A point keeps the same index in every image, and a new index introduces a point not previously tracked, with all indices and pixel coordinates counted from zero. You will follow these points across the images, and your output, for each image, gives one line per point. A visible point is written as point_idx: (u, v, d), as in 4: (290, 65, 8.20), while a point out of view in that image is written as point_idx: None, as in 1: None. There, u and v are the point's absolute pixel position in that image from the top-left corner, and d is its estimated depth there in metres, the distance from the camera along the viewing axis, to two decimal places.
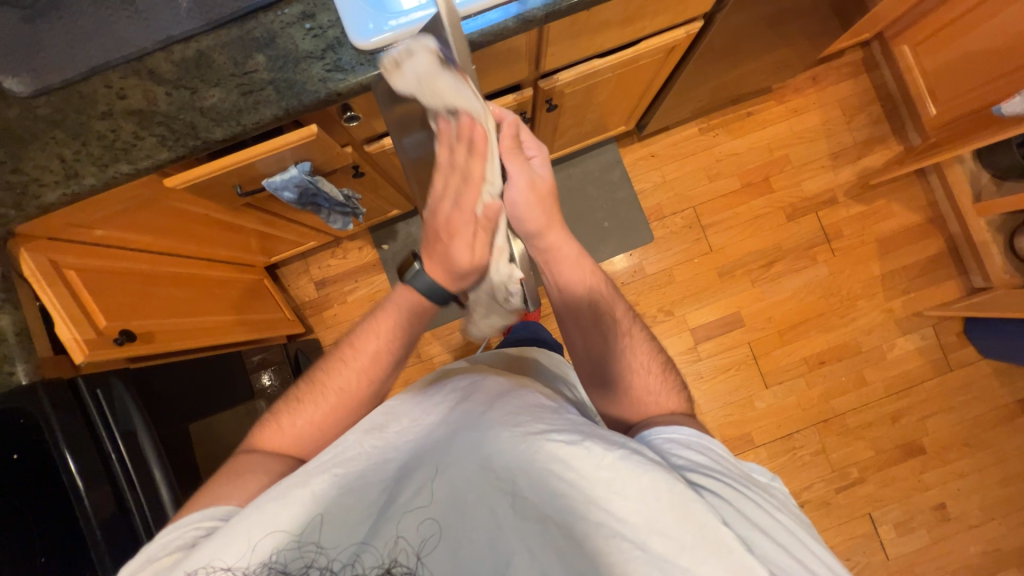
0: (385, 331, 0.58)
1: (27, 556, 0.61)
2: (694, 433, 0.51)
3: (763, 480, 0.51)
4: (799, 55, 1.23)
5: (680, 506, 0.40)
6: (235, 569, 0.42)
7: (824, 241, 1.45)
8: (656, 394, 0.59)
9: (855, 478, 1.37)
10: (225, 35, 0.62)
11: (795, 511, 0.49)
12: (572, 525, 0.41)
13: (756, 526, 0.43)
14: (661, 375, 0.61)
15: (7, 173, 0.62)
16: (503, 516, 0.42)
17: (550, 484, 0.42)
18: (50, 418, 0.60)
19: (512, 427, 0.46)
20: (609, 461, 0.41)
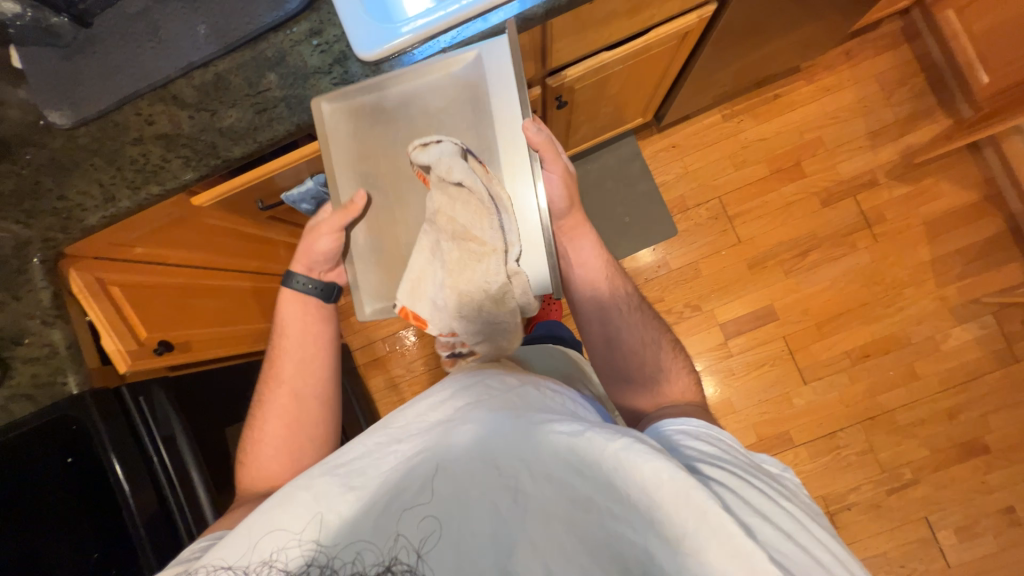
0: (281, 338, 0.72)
1: (81, 551, 0.66)
2: (702, 426, 0.52)
3: (773, 470, 0.49)
4: (828, 30, 1.16)
5: (682, 493, 0.39)
6: (236, 568, 0.44)
7: (865, 226, 1.35)
8: (666, 368, 0.67)
9: (909, 478, 1.27)
10: (240, 57, 0.65)
11: (805, 500, 0.46)
12: (575, 517, 0.40)
13: (762, 514, 0.41)
14: (669, 352, 0.68)
15: (54, 200, 0.67)
16: (506, 510, 0.42)
17: (553, 475, 0.42)
18: (99, 427, 0.65)
19: (515, 418, 0.46)
20: (611, 450, 0.41)
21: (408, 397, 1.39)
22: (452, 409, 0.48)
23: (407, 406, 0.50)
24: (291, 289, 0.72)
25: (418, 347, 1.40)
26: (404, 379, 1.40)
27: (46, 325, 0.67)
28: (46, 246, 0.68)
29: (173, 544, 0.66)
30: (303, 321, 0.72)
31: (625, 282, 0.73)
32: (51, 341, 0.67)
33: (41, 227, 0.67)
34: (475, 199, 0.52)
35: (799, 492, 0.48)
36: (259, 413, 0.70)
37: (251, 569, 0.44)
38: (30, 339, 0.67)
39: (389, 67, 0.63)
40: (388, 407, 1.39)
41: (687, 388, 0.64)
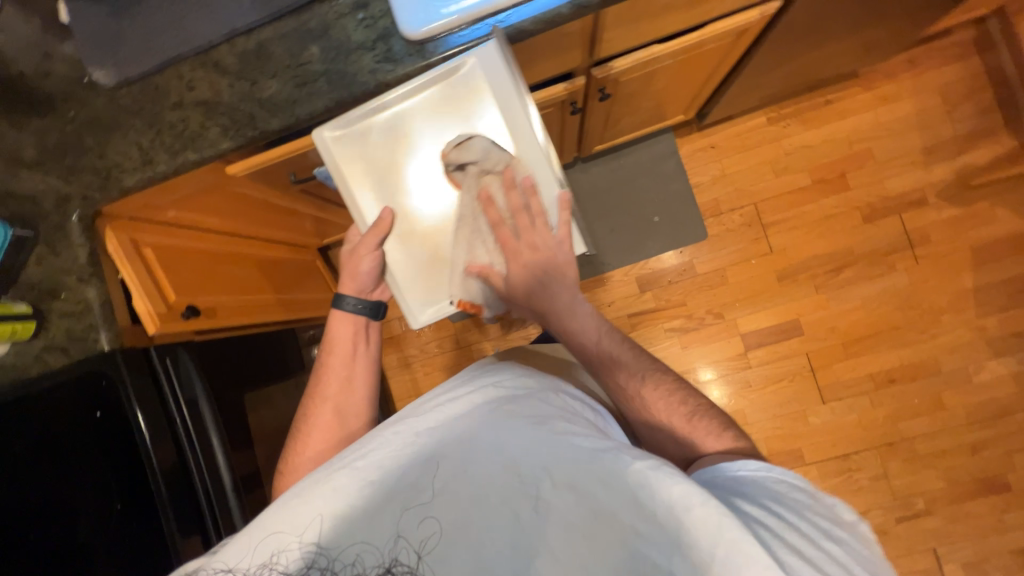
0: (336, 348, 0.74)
1: (105, 505, 0.67)
2: (762, 467, 0.48)
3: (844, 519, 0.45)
4: (894, 35, 1.08)
5: (713, 521, 0.38)
6: (235, 571, 0.45)
7: (906, 247, 1.29)
8: (703, 435, 0.58)
9: (921, 509, 1.24)
10: (283, 27, 0.64)
11: (874, 550, 0.44)
12: (595, 531, 0.42)
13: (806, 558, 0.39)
14: (684, 415, 0.61)
15: (95, 159, 0.68)
16: (525, 517, 0.43)
17: (574, 487, 0.43)
18: (126, 382, 0.67)
19: (537, 427, 0.47)
20: (636, 468, 0.42)
21: (419, 377, 1.41)
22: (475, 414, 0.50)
23: (431, 404, 0.52)
24: (345, 311, 0.73)
25: (433, 330, 1.41)
26: (417, 359, 1.41)
27: (81, 282, 0.69)
28: (85, 203, 0.69)
29: (190, 503, 0.68)
30: (353, 339, 0.74)
31: (632, 344, 0.65)
32: (85, 298, 0.68)
33: (81, 185, 0.68)
34: (521, 197, 0.60)
35: (870, 542, 0.45)
36: (302, 431, 0.70)
37: (251, 572, 0.45)
38: (66, 294, 0.68)
39: (434, 48, 0.61)
40: (400, 386, 1.40)
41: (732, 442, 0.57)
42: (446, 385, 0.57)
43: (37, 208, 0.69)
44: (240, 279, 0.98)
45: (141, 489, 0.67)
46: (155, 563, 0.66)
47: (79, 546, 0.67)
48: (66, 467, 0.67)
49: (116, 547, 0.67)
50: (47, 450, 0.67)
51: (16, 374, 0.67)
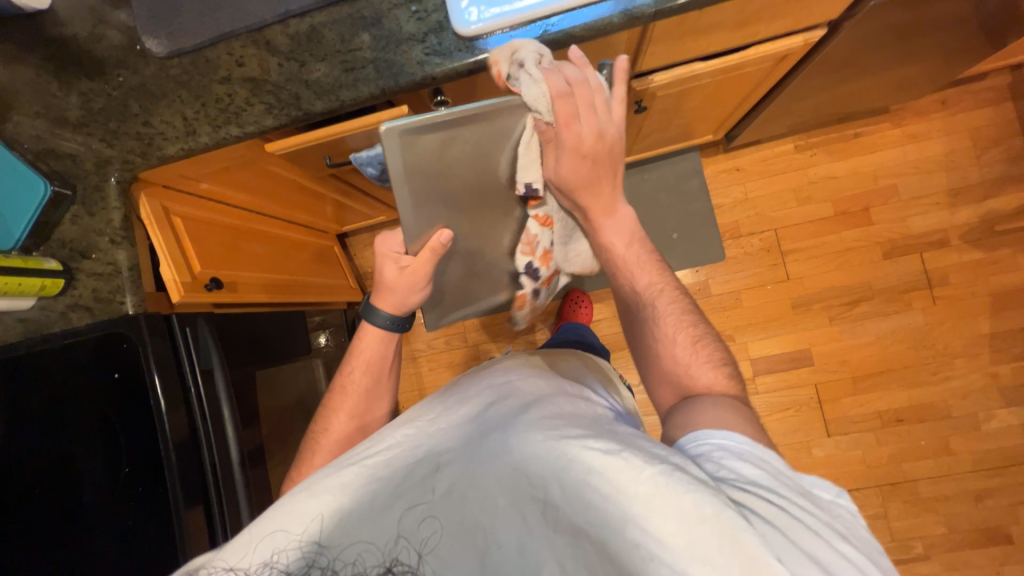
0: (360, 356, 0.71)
1: (112, 468, 0.67)
2: (746, 443, 0.46)
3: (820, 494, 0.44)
4: (931, 74, 1.09)
5: (725, 534, 0.35)
6: (236, 570, 0.41)
7: (925, 286, 1.29)
8: (697, 368, 0.59)
9: (919, 553, 1.22)
10: (336, 12, 0.65)
11: (859, 534, 0.42)
12: (605, 539, 0.38)
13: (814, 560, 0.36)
14: (696, 351, 0.60)
15: (139, 126, 0.69)
16: (535, 523, 0.41)
17: (583, 494, 0.39)
18: (146, 345, 0.67)
19: (545, 431, 0.44)
20: (648, 476, 0.38)
21: (424, 372, 1.41)
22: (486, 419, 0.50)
23: (441, 410, 0.53)
24: (375, 326, 0.70)
25: (442, 326, 1.41)
26: (423, 354, 1.41)
27: (113, 244, 0.70)
28: (124, 167, 0.70)
29: (196, 474, 0.68)
30: (382, 358, 0.72)
31: (658, 261, 0.66)
32: (115, 260, 0.69)
33: (123, 149, 0.69)
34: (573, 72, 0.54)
35: (854, 522, 0.43)
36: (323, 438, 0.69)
37: (250, 571, 0.41)
38: (97, 255, 0.69)
39: (483, 45, 0.62)
40: (404, 379, 1.41)
41: (723, 378, 0.58)
42: (455, 393, 0.57)
43: (76, 168, 0.70)
44: (261, 257, 1.00)
45: (150, 455, 0.67)
46: (159, 531, 0.66)
47: (82, 508, 0.67)
48: (77, 426, 0.67)
49: (119, 511, 0.67)
50: (60, 407, 0.68)
51: (37, 330, 0.68)
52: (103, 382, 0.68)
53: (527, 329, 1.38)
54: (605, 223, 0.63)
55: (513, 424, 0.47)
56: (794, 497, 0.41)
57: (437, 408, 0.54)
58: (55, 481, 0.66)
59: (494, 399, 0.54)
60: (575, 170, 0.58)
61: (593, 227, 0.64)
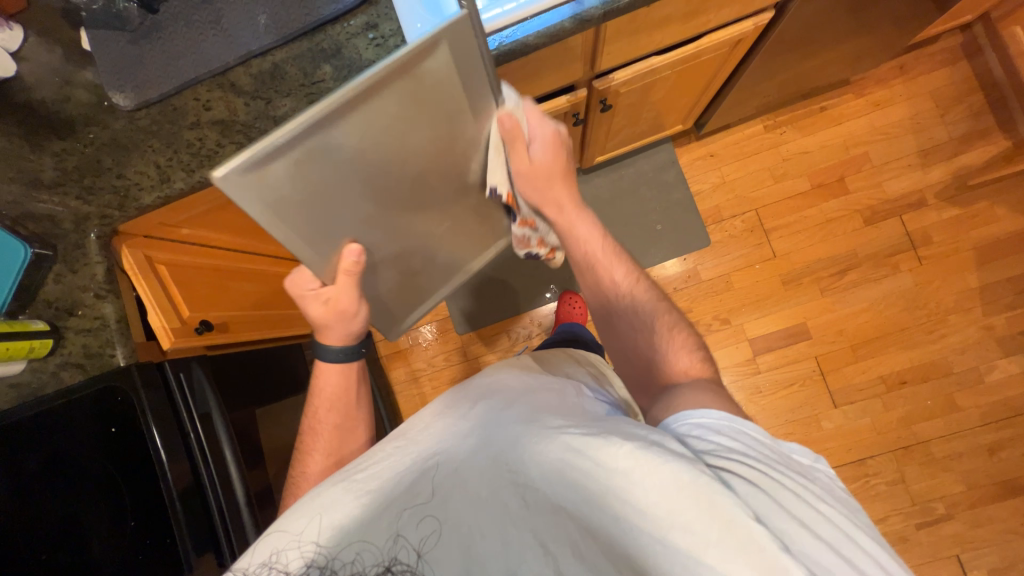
0: (322, 390, 0.71)
1: (118, 522, 0.67)
2: (724, 417, 0.47)
3: (805, 463, 0.47)
4: (885, 43, 1.11)
5: (703, 500, 0.37)
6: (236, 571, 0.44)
7: (909, 248, 1.30)
8: (675, 354, 0.59)
9: (941, 513, 1.22)
10: (296, 48, 0.66)
11: (843, 497, 0.45)
12: (588, 517, 0.40)
13: (796, 519, 0.39)
14: (671, 336, 0.61)
15: (114, 179, 0.70)
16: (516, 509, 0.43)
17: (566, 477, 0.41)
18: (141, 395, 0.67)
19: (530, 424, 0.47)
20: (626, 452, 0.39)
21: (427, 391, 1.40)
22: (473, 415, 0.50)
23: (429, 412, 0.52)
24: (328, 361, 0.70)
25: (440, 343, 1.41)
26: (424, 373, 1.41)
27: (98, 299, 0.71)
28: (103, 223, 0.71)
29: (203, 518, 0.68)
30: (345, 389, 0.71)
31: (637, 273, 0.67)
32: (102, 314, 0.70)
33: (99, 204, 0.70)
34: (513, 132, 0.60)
35: (834, 486, 0.46)
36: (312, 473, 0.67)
37: (251, 570, 0.43)
38: (83, 311, 0.70)
39: None
40: (407, 400, 1.40)
41: (698, 361, 0.59)
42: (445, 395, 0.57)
43: (55, 229, 0.71)
44: (250, 295, 1.00)
45: (154, 504, 0.68)
46: None
47: (88, 572, 0.65)
48: (77, 489, 0.66)
49: (128, 567, 0.66)
50: (54, 472, 0.66)
51: (31, 392, 0.68)
52: (101, 436, 0.68)
53: (525, 336, 1.39)
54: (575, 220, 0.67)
55: (500, 423, 0.48)
56: (781, 466, 0.43)
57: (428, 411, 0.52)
58: (50, 553, 0.63)
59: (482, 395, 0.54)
60: (546, 192, 0.66)
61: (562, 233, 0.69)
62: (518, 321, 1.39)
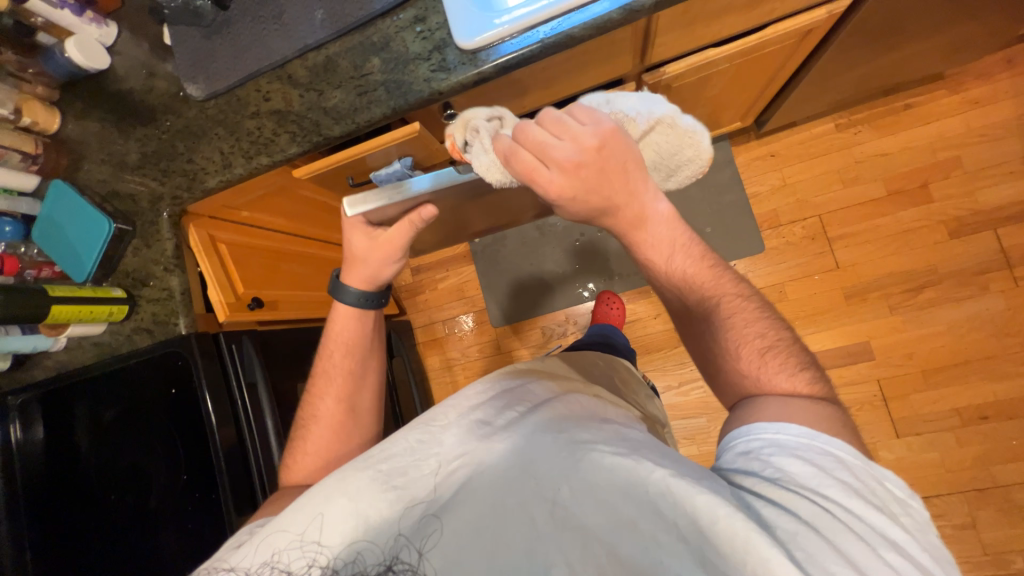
0: (334, 333, 0.72)
1: (174, 475, 0.74)
2: (804, 434, 0.43)
3: (899, 496, 0.42)
4: (989, 33, 0.98)
5: (740, 535, 0.36)
6: (239, 569, 0.45)
7: (1003, 266, 1.15)
8: (767, 374, 0.50)
9: (1019, 569, 1.08)
10: (349, 41, 0.69)
11: (933, 541, 0.40)
12: (616, 540, 0.40)
13: (854, 564, 0.35)
14: (767, 357, 0.51)
15: (185, 163, 0.76)
16: (541, 522, 0.43)
17: (594, 491, 0.42)
18: (198, 364, 0.73)
19: (557, 434, 0.47)
20: (659, 476, 0.41)
21: (460, 380, 1.43)
22: (494, 419, 0.52)
23: (451, 413, 0.53)
24: (345, 303, 0.71)
25: (475, 334, 1.43)
26: (458, 362, 1.44)
27: (167, 271, 0.77)
28: (174, 203, 0.77)
29: (244, 479, 0.73)
30: (360, 333, 0.72)
31: (716, 265, 0.54)
32: (169, 286, 0.76)
33: (172, 185, 0.77)
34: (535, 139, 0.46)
35: (927, 528, 0.41)
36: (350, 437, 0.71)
37: (252, 570, 0.45)
38: (154, 282, 0.77)
39: (486, 56, 0.63)
40: (441, 387, 1.43)
41: (808, 386, 0.49)
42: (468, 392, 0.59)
43: (134, 206, 0.78)
44: (299, 276, 1.07)
45: (202, 462, 0.73)
46: (213, 536, 0.71)
47: (151, 513, 0.73)
48: (143, 437, 0.75)
49: (178, 515, 0.73)
50: (127, 420, 0.75)
51: (110, 351, 0.77)
52: (164, 397, 0.74)
53: (560, 334, 1.37)
54: (641, 236, 0.52)
55: (524, 429, 0.49)
56: (858, 500, 0.39)
57: (452, 410, 0.54)
58: (124, 486, 0.74)
59: (503, 398, 0.55)
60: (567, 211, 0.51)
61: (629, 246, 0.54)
62: (554, 318, 1.38)
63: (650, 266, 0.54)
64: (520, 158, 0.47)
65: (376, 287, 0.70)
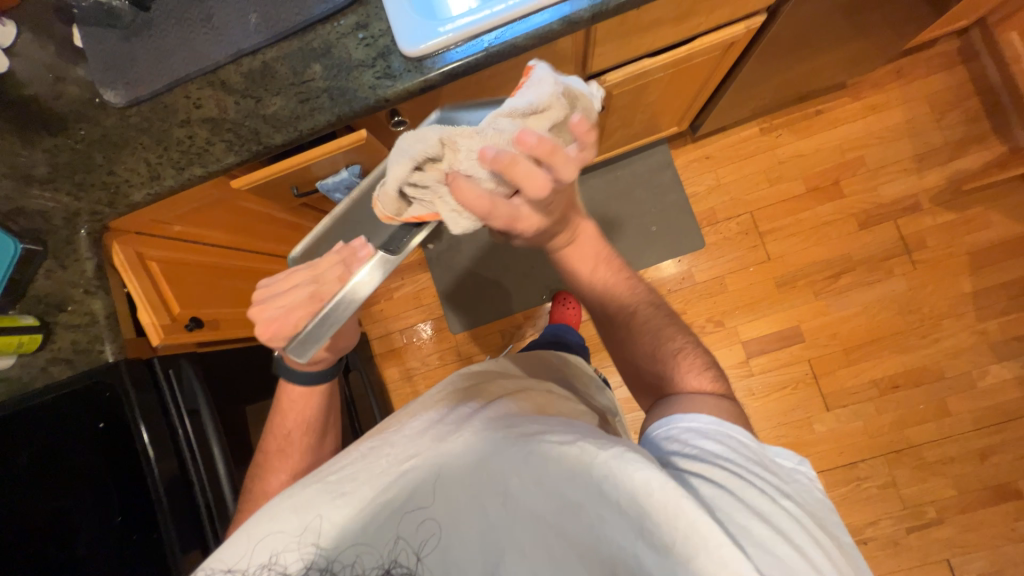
0: (287, 404, 0.67)
1: (107, 516, 0.68)
2: (712, 421, 0.48)
3: (787, 464, 0.47)
4: (881, 46, 1.11)
5: (671, 505, 0.37)
6: (235, 571, 0.44)
7: (903, 252, 1.30)
8: (684, 376, 0.56)
9: (932, 518, 1.22)
10: (287, 47, 0.67)
11: (817, 497, 0.45)
12: (563, 522, 0.42)
13: (758, 517, 0.39)
14: (682, 360, 0.57)
15: (104, 175, 0.70)
16: (495, 513, 0.44)
17: (542, 480, 0.43)
18: (129, 394, 0.67)
19: (507, 430, 0.48)
20: (603, 459, 0.41)
21: (421, 389, 1.40)
22: (447, 420, 0.52)
23: (406, 418, 0.54)
24: (300, 373, 0.65)
25: (435, 342, 1.41)
26: (418, 372, 1.41)
27: (87, 294, 0.71)
28: (93, 219, 0.71)
29: (189, 511, 0.68)
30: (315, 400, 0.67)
31: (628, 276, 0.65)
32: (91, 310, 0.70)
33: (90, 200, 0.70)
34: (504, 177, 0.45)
35: (813, 489, 0.46)
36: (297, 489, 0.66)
37: (249, 572, 0.44)
38: (73, 307, 0.70)
39: (432, 64, 0.63)
40: (401, 398, 1.40)
41: (712, 383, 0.54)
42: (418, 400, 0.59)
43: (45, 225, 0.70)
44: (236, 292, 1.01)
45: (142, 498, 0.68)
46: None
47: (80, 560, 0.67)
48: (65, 479, 0.68)
49: (114, 558, 0.67)
50: (51, 459, 0.68)
51: (21, 386, 0.68)
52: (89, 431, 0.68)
53: (520, 336, 1.39)
54: (574, 253, 0.62)
55: (476, 427, 0.49)
56: (755, 467, 0.44)
57: (406, 417, 0.54)
58: (44, 533, 0.66)
59: (456, 402, 0.55)
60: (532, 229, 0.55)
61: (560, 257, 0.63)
62: (513, 322, 1.40)
63: (579, 276, 0.64)
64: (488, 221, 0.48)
65: (330, 358, 0.65)
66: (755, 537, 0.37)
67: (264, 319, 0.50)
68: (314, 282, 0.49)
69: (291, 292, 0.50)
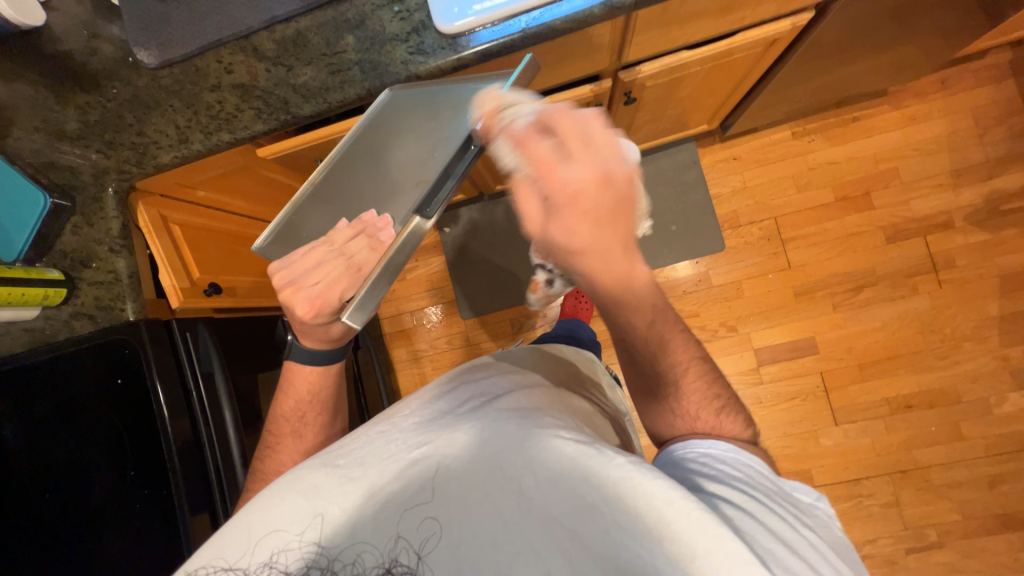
0: (295, 389, 0.67)
1: (120, 470, 0.69)
2: (730, 449, 0.50)
3: (805, 500, 0.48)
4: (929, 54, 1.07)
5: (691, 517, 0.38)
6: (235, 569, 0.44)
7: (930, 269, 1.27)
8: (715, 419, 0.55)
9: (933, 540, 1.20)
10: (321, 16, 0.66)
11: (837, 533, 0.47)
12: (579, 525, 0.42)
13: (778, 539, 0.40)
14: (717, 408, 0.56)
15: (134, 136, 0.70)
16: (507, 513, 0.43)
17: (557, 480, 0.43)
18: (146, 351, 0.69)
19: (519, 422, 0.48)
20: (617, 464, 0.41)
21: (427, 371, 1.41)
22: (458, 412, 0.52)
23: (416, 407, 0.54)
24: (309, 360, 0.65)
25: (444, 326, 1.42)
26: (426, 354, 1.42)
27: (112, 253, 0.71)
28: (121, 177, 0.71)
29: (199, 470, 0.69)
30: (324, 386, 0.67)
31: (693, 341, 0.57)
32: (115, 269, 0.71)
33: (119, 159, 0.71)
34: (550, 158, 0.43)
35: (830, 523, 0.48)
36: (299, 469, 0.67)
37: (250, 570, 0.44)
38: (97, 264, 0.71)
39: (466, 42, 0.62)
40: (408, 378, 1.41)
41: (740, 431, 0.55)
42: (427, 387, 0.59)
43: (75, 179, 0.71)
44: (246, 258, 1.02)
45: (154, 455, 0.69)
46: (165, 537, 0.68)
47: (94, 510, 0.69)
48: (84, 430, 0.70)
49: (123, 512, 0.69)
50: (69, 410, 0.70)
51: (42, 338, 0.68)
52: (108, 386, 0.70)
53: (530, 326, 1.39)
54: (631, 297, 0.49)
55: (486, 419, 0.49)
56: (775, 495, 0.46)
57: (415, 405, 0.54)
58: (66, 482, 0.69)
59: (468, 395, 0.55)
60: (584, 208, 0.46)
61: (615, 302, 0.49)
62: (524, 311, 1.39)
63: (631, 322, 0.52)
64: (559, 218, 0.42)
65: (338, 345, 0.64)
66: (772, 556, 0.38)
67: (302, 297, 0.56)
68: (342, 258, 0.56)
69: (321, 271, 0.56)
